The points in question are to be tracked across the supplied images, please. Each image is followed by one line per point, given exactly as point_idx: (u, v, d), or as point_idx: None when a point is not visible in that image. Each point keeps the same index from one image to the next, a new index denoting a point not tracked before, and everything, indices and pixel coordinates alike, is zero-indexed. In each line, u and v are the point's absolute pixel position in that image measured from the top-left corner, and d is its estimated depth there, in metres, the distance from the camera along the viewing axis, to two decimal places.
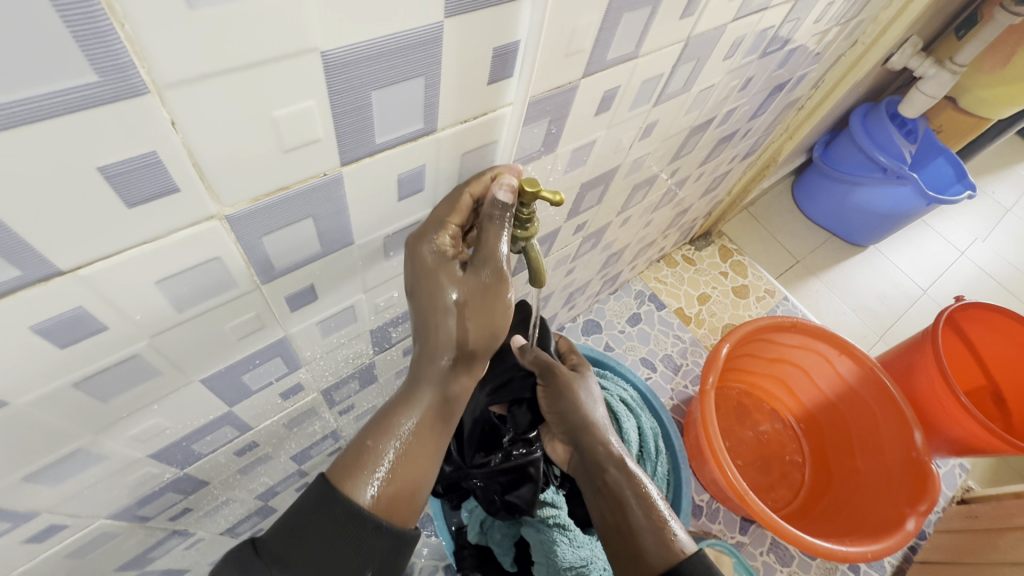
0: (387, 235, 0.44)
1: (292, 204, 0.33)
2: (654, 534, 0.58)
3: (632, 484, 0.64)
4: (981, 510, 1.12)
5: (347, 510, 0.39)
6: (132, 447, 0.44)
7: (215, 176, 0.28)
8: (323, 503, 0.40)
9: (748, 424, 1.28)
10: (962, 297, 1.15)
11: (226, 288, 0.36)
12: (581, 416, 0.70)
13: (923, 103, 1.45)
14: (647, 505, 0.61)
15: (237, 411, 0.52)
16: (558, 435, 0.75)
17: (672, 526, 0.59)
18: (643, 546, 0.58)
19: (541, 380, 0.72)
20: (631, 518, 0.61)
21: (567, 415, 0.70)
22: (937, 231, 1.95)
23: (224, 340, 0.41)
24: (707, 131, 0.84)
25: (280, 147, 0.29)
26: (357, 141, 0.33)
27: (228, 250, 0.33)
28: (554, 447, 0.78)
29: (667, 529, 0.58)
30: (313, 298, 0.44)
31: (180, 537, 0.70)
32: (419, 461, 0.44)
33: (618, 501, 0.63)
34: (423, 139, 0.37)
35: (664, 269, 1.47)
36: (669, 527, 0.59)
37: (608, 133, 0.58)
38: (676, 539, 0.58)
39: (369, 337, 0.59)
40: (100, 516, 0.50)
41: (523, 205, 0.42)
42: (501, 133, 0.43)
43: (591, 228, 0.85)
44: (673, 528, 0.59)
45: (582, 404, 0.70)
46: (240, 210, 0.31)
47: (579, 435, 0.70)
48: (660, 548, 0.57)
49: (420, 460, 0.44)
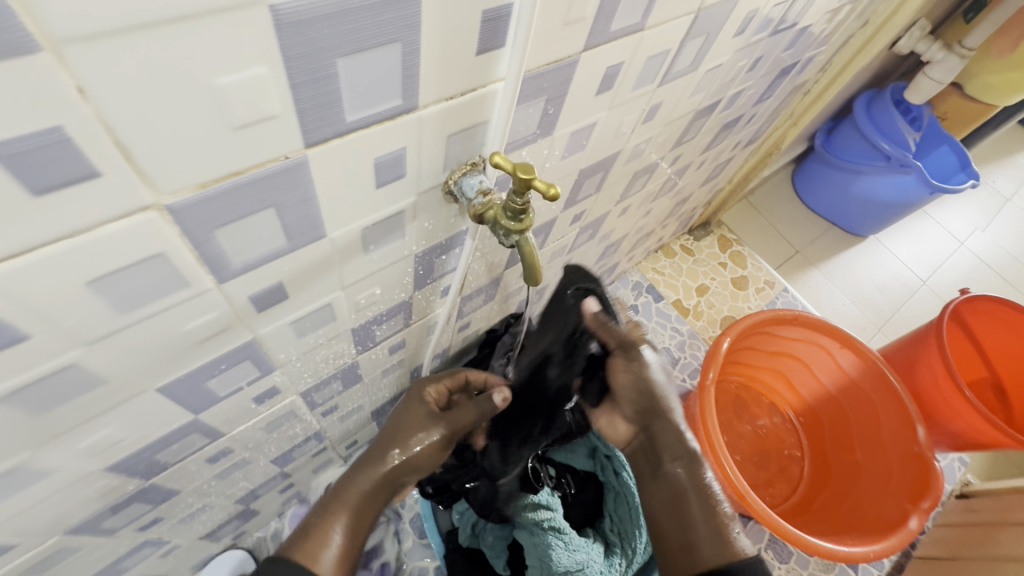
0: (366, 227, 0.39)
1: (248, 191, 0.29)
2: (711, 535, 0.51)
3: (695, 477, 0.56)
4: (981, 504, 1.10)
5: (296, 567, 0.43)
6: (84, 461, 0.40)
7: (146, 158, 0.23)
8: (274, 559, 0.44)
9: (746, 418, 1.26)
10: (968, 289, 1.12)
11: (176, 289, 0.31)
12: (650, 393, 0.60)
13: (930, 88, 1.41)
14: (710, 508, 0.54)
15: (205, 418, 0.47)
16: (619, 411, 0.64)
17: (732, 526, 0.53)
18: (699, 545, 0.52)
19: (618, 352, 0.60)
20: (688, 512, 0.54)
21: (639, 391, 0.60)
22: (937, 220, 1.92)
23: (181, 345, 0.36)
24: (712, 115, 0.79)
25: (227, 123, 0.25)
26: (323, 118, 0.28)
27: (174, 246, 0.28)
28: (613, 424, 0.66)
29: (727, 530, 0.52)
30: (283, 297, 0.40)
31: (153, 546, 0.66)
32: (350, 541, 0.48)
33: (676, 493, 0.56)
34: (402, 117, 0.32)
35: (662, 260, 1.43)
36: (731, 526, 0.53)
37: (609, 115, 0.53)
38: (737, 539, 0.51)
39: (351, 336, 0.54)
40: (56, 532, 0.46)
41: (516, 194, 0.37)
42: (492, 112, 0.38)
43: (589, 218, 0.81)
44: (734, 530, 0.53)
45: (655, 384, 0.60)
46: (183, 199, 0.26)
47: (651, 415, 0.60)
48: (718, 552, 0.50)
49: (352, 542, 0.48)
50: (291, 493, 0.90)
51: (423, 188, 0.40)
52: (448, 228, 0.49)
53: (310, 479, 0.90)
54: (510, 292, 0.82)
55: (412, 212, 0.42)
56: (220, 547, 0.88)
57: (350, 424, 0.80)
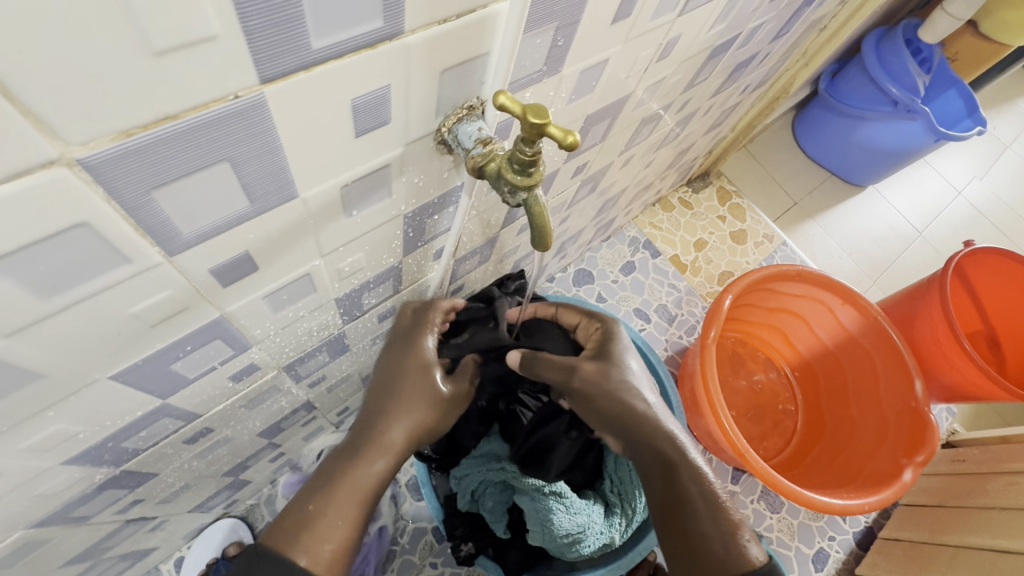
0: (345, 184, 0.33)
1: (191, 141, 0.23)
2: (724, 540, 0.49)
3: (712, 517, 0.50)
4: (969, 453, 1.12)
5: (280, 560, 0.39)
6: (34, 458, 0.35)
7: (39, 96, 0.18)
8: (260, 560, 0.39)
9: (742, 373, 1.25)
10: (973, 242, 1.09)
11: (114, 266, 0.26)
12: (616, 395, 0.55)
13: (947, 26, 1.33)
14: (718, 512, 0.51)
15: (175, 402, 0.43)
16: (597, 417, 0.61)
17: (741, 529, 0.51)
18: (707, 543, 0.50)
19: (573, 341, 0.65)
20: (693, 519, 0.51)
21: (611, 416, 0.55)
22: (936, 169, 1.88)
23: (132, 329, 0.31)
24: (725, 55, 0.72)
25: (143, 46, 0.19)
26: (279, 44, 0.22)
27: (101, 212, 0.23)
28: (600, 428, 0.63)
29: (737, 535, 0.49)
30: (253, 269, 0.34)
31: (137, 525, 0.63)
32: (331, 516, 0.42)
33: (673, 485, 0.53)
34: (385, 45, 0.26)
35: (659, 213, 1.38)
36: (742, 532, 0.50)
37: (623, 50, 0.46)
38: (749, 547, 0.49)
39: (336, 306, 0.49)
40: (20, 526, 0.43)
41: (525, 142, 0.31)
42: (494, 42, 0.32)
43: (592, 171, 0.74)
44: (743, 534, 0.50)
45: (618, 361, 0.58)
46: (99, 151, 0.20)
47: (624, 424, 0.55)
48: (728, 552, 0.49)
49: (343, 519, 0.42)
50: (283, 462, 0.86)
51: (412, 137, 0.34)
52: (441, 184, 0.43)
53: (301, 449, 0.86)
54: (505, 252, 0.76)
55: (400, 165, 0.36)
56: (210, 517, 0.86)
57: (341, 393, 0.76)
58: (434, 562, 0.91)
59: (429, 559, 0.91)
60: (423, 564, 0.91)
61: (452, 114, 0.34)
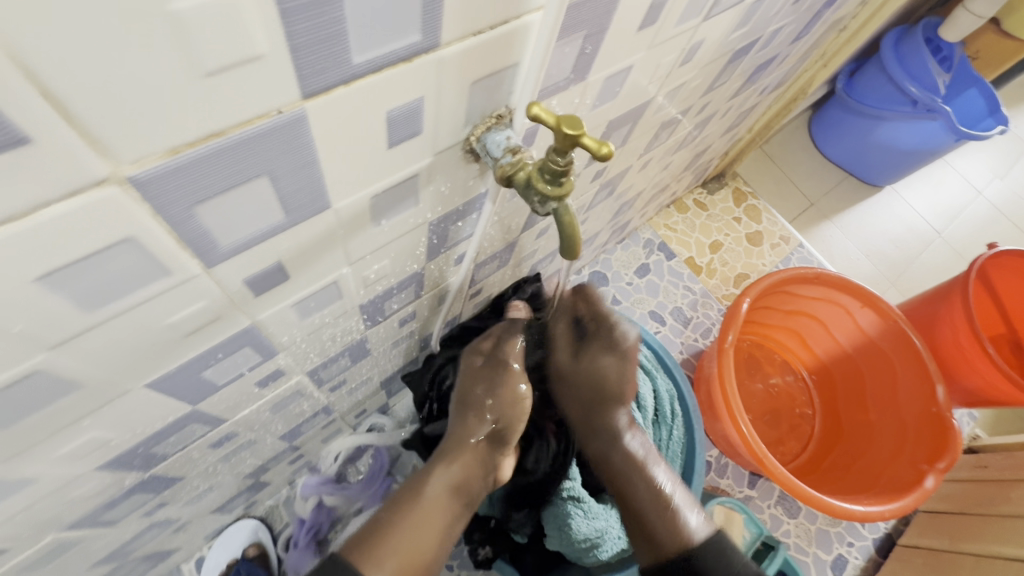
0: (376, 194, 0.33)
1: (233, 157, 0.23)
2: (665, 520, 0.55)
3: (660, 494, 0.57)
4: (991, 459, 1.10)
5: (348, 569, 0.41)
6: (69, 464, 0.36)
7: (93, 116, 0.18)
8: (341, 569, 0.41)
9: (758, 376, 1.24)
10: (996, 245, 1.08)
11: (155, 278, 0.26)
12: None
13: (968, 24, 1.31)
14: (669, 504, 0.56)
15: (204, 408, 0.43)
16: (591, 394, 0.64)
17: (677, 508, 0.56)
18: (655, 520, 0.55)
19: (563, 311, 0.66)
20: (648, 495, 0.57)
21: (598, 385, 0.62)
22: (955, 168, 1.85)
23: (167, 338, 0.31)
24: (746, 58, 0.72)
25: (194, 67, 0.19)
26: (321, 59, 0.22)
27: (146, 228, 0.23)
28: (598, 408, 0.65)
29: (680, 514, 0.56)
30: (284, 278, 0.34)
31: (161, 526, 0.64)
32: (414, 528, 0.47)
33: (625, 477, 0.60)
34: (421, 58, 0.26)
35: (674, 215, 1.37)
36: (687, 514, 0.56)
37: (648, 56, 0.46)
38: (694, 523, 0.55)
39: (359, 313, 0.49)
40: (54, 528, 0.43)
41: (557, 153, 0.31)
42: (524, 52, 0.32)
43: (610, 175, 0.74)
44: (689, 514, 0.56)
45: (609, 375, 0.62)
46: (148, 169, 0.21)
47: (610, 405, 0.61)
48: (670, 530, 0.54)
49: (421, 528, 0.48)
50: (301, 464, 0.87)
51: (441, 147, 0.34)
52: (466, 192, 0.43)
53: (320, 451, 0.87)
54: (523, 256, 0.76)
55: (428, 174, 0.36)
56: (230, 518, 0.86)
57: (360, 396, 0.76)
58: (450, 565, 0.91)
59: (446, 562, 0.91)
60: None
61: (481, 124, 0.34)
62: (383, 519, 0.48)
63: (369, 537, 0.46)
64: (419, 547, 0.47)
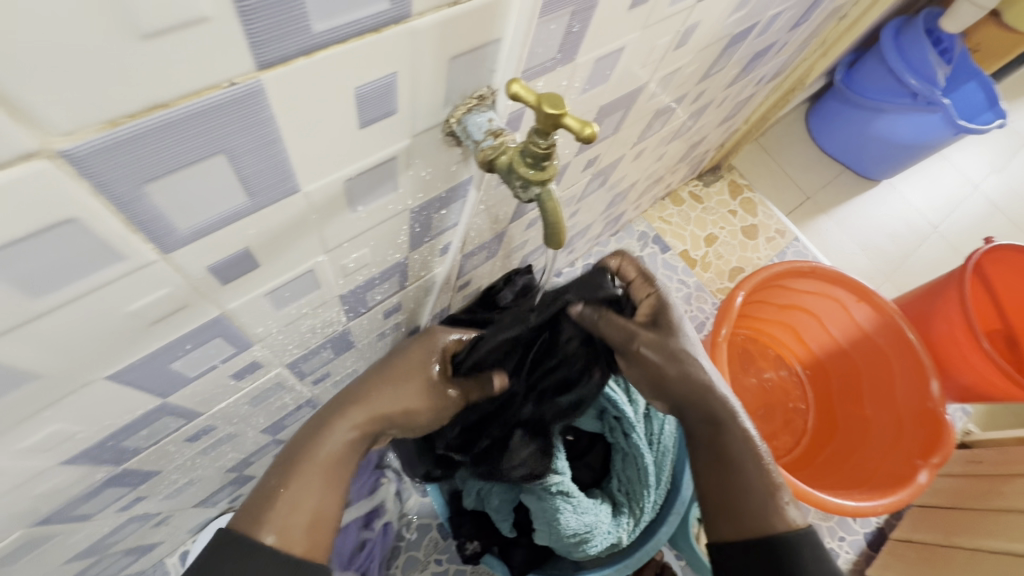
0: (350, 178, 0.32)
1: (184, 131, 0.21)
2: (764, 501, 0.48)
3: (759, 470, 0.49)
4: (984, 454, 1.09)
5: (242, 547, 0.38)
6: (30, 459, 0.34)
7: (15, 82, 0.16)
8: (222, 547, 0.38)
9: (752, 370, 1.23)
10: (992, 239, 1.07)
11: (107, 263, 0.24)
12: (695, 384, 0.51)
13: (969, 16, 1.29)
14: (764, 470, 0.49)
15: (176, 401, 0.42)
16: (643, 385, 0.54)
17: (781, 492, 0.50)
18: (749, 498, 0.49)
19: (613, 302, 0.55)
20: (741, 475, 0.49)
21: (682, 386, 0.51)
22: (952, 163, 1.84)
23: (128, 328, 0.30)
24: (742, 45, 0.70)
25: (128, 28, 0.17)
26: (276, 26, 0.20)
27: (89, 207, 0.21)
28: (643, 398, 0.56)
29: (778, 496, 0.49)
30: (254, 266, 0.33)
31: (141, 520, 0.63)
32: (308, 490, 0.40)
33: (730, 457, 0.50)
34: (392, 29, 0.24)
35: (669, 207, 1.36)
36: (782, 494, 0.49)
37: (640, 37, 0.44)
38: (787, 509, 0.49)
39: (340, 303, 0.48)
40: (21, 525, 0.42)
41: (539, 134, 0.30)
42: (507, 27, 0.30)
43: (603, 164, 0.73)
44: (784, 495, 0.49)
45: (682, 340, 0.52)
46: (84, 142, 0.19)
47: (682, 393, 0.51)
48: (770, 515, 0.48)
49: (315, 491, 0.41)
50: None
51: (419, 129, 0.32)
52: (449, 177, 0.41)
53: None
54: (514, 247, 0.74)
55: (406, 157, 0.34)
56: (215, 512, 0.85)
57: None
58: (439, 559, 0.90)
59: (435, 555, 0.90)
60: (428, 561, 0.90)
61: (461, 106, 0.33)
62: (272, 478, 0.41)
63: (257, 500, 0.40)
64: (312, 509, 0.40)
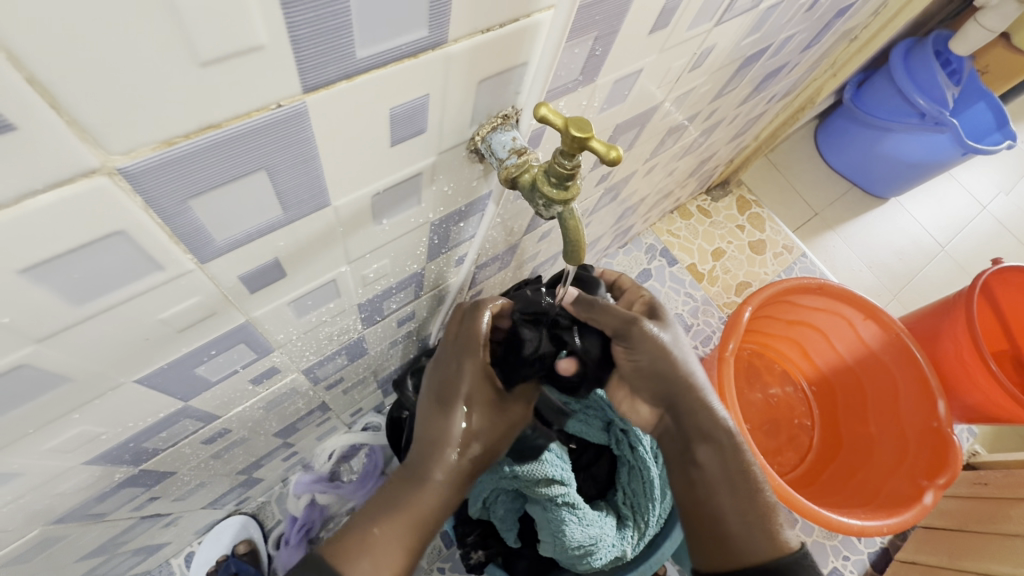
0: (377, 193, 0.33)
1: (230, 149, 0.22)
2: (747, 526, 0.51)
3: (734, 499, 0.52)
4: (990, 476, 1.09)
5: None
6: (55, 459, 0.35)
7: (83, 105, 0.17)
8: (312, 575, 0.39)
9: (758, 385, 1.23)
10: (1000, 260, 1.07)
11: (146, 273, 0.25)
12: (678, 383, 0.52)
13: (979, 38, 1.29)
14: (750, 493, 0.52)
15: (196, 405, 0.42)
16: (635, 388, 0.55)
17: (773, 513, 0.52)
18: (731, 529, 0.51)
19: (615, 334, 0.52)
20: (719, 503, 0.52)
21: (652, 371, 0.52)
22: (960, 182, 1.84)
23: (158, 335, 0.30)
24: (754, 67, 0.71)
25: (189, 56, 0.18)
26: (322, 53, 0.21)
27: (136, 220, 0.22)
28: (634, 406, 0.58)
29: (772, 520, 0.52)
30: (280, 275, 0.34)
31: (151, 521, 0.64)
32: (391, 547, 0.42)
33: (710, 483, 0.52)
34: (429, 54, 0.25)
35: (677, 221, 1.36)
36: (777, 517, 0.52)
37: (658, 59, 0.45)
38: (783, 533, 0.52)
39: (357, 312, 0.48)
40: (40, 523, 0.43)
41: (564, 155, 0.30)
42: (533, 51, 0.31)
43: (615, 179, 0.74)
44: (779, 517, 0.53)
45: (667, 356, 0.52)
46: (139, 161, 0.20)
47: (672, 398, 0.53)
48: (762, 544, 0.50)
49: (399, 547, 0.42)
50: (294, 462, 0.85)
51: (445, 146, 0.33)
52: (469, 192, 0.42)
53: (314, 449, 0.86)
54: (526, 258, 0.75)
55: (431, 173, 0.35)
56: (222, 513, 0.86)
57: (355, 396, 0.75)
58: (442, 567, 0.91)
59: (438, 564, 0.91)
60: (431, 568, 0.90)
61: (487, 126, 0.34)
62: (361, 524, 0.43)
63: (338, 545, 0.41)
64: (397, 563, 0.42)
